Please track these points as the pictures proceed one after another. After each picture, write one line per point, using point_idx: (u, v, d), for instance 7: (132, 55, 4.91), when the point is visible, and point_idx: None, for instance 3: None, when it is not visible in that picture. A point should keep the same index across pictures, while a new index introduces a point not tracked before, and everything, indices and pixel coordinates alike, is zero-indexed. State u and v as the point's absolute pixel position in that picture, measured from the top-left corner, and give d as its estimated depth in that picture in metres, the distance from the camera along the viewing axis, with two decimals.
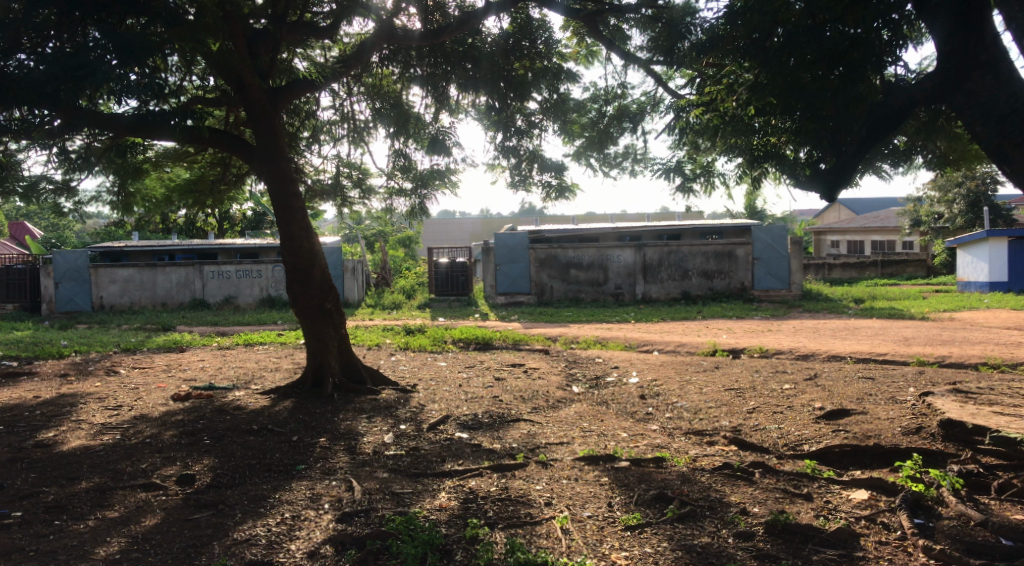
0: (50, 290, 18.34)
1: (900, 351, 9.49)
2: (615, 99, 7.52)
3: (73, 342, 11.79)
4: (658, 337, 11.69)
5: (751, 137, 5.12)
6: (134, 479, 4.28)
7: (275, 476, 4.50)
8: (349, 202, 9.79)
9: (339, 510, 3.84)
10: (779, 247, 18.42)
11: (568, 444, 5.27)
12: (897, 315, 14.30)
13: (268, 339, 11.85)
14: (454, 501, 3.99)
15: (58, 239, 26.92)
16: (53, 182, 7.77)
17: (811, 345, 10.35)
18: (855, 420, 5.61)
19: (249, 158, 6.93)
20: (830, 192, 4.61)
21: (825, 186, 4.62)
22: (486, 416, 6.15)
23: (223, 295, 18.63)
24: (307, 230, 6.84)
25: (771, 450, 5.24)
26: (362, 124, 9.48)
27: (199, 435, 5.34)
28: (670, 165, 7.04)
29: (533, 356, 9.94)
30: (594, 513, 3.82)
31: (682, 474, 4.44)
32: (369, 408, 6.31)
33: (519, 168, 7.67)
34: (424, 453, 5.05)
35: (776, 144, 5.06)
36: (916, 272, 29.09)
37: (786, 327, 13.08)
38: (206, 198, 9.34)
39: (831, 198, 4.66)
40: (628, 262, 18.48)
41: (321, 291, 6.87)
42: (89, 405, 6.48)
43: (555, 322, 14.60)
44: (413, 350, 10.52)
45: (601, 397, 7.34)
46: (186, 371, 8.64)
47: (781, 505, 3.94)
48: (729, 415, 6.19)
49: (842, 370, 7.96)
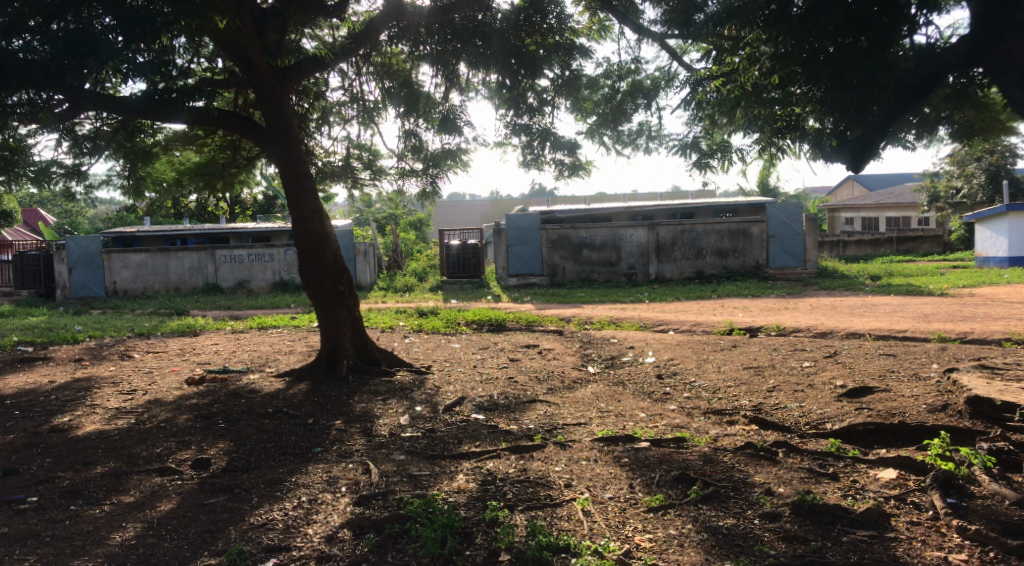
0: (64, 276, 18.44)
1: (920, 328, 9.34)
2: (629, 75, 7.37)
3: (87, 327, 11.83)
4: (673, 317, 11.58)
5: (772, 109, 4.94)
6: (150, 463, 4.25)
7: (291, 459, 4.46)
8: (359, 184, 9.70)
9: (356, 494, 3.79)
10: (794, 224, 18.31)
11: (586, 425, 5.20)
12: (915, 291, 14.09)
13: (282, 322, 11.84)
14: (472, 484, 3.93)
15: (71, 225, 27.08)
16: (64, 166, 7.74)
17: (829, 323, 10.21)
18: (878, 398, 5.50)
19: (258, 139, 6.87)
20: (858, 163, 4.46)
21: (852, 156, 4.48)
22: (502, 397, 6.09)
23: (235, 279, 18.66)
24: (319, 212, 6.77)
25: (793, 429, 5.15)
26: (371, 104, 9.36)
27: (214, 419, 5.32)
28: (686, 142, 6.89)
29: (547, 337, 9.87)
30: (616, 494, 3.75)
31: (704, 455, 4.36)
32: (384, 390, 6.27)
33: (531, 146, 7.53)
34: (440, 435, 5.00)
35: (798, 114, 4.89)
36: (932, 249, 28.75)
37: (802, 305, 12.91)
38: (217, 181, 9.29)
39: (858, 169, 4.51)
40: (641, 241, 18.32)
41: (334, 272, 6.81)
42: (104, 390, 6.48)
43: (568, 302, 14.50)
44: (426, 332, 10.48)
45: (617, 377, 7.27)
46: (200, 355, 8.64)
47: (806, 485, 3.84)
48: (748, 394, 6.11)
49: (862, 347, 7.83)
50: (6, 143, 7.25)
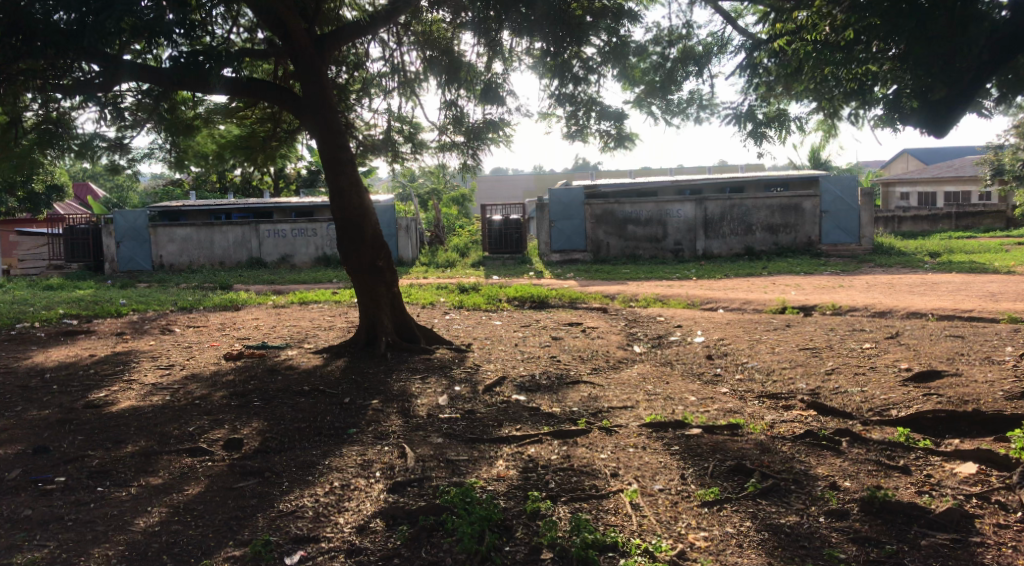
0: (113, 250, 18.84)
1: (988, 308, 8.76)
2: (680, 41, 6.94)
3: (132, 300, 11.99)
4: (721, 295, 11.16)
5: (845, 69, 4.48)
6: (181, 443, 4.21)
7: (325, 441, 4.35)
8: (400, 158, 9.50)
9: (390, 480, 3.62)
10: (849, 199, 17.59)
11: (631, 409, 4.94)
12: (979, 269, 13.33)
13: (323, 297, 11.79)
14: (512, 471, 3.73)
15: (121, 200, 27.68)
16: (106, 139, 7.69)
17: (888, 302, 9.67)
18: (949, 383, 5.09)
19: (295, 110, 6.71)
20: (941, 127, 4.10)
21: (935, 119, 4.11)
22: (544, 377, 5.87)
23: (279, 254, 18.79)
24: (357, 184, 6.59)
25: (855, 415, 4.81)
26: (412, 76, 9.11)
27: (249, 397, 5.25)
28: (741, 111, 6.44)
29: (590, 315, 9.58)
30: (666, 486, 3.49)
31: (760, 443, 4.05)
32: (423, 368, 6.10)
33: (576, 116, 7.17)
34: (480, 417, 4.80)
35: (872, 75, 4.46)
36: (995, 225, 27.38)
37: (858, 283, 12.32)
38: (258, 154, 9.19)
39: (942, 133, 4.14)
40: (688, 216, 17.78)
41: (373, 248, 6.64)
42: (142, 366, 6.50)
43: (611, 279, 14.14)
44: (466, 309, 10.29)
45: (665, 358, 6.97)
46: (240, 330, 8.63)
47: (875, 479, 3.50)
48: (805, 377, 5.75)
49: (926, 328, 7.34)
50: (49, 115, 7.21)
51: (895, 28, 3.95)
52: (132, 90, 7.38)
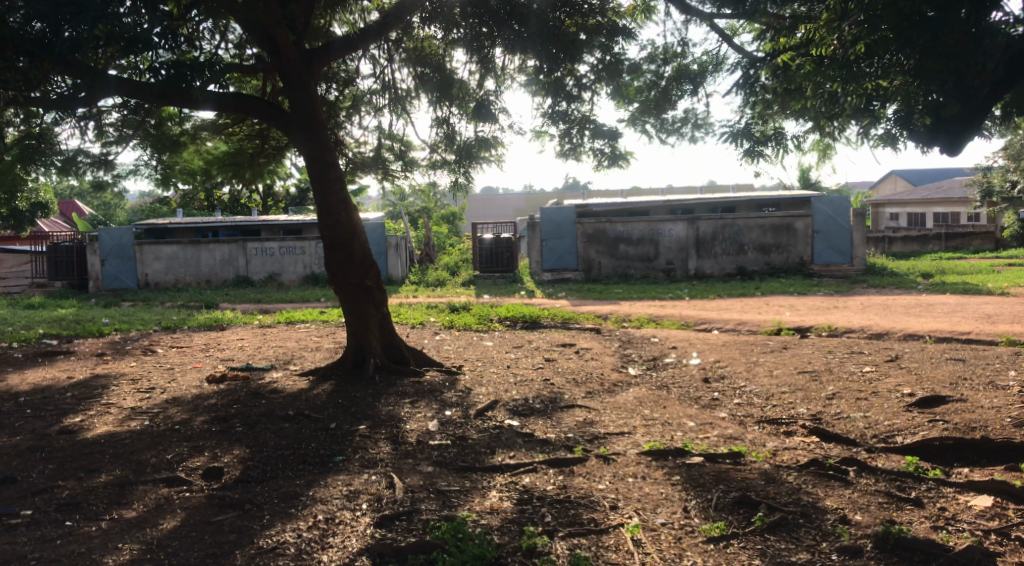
0: (98, 268, 18.57)
1: (985, 330, 8.67)
2: (674, 59, 6.86)
3: (115, 320, 11.74)
4: (715, 315, 11.03)
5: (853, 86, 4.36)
6: (158, 472, 4.00)
7: (310, 470, 4.16)
8: (391, 175, 9.35)
9: (378, 513, 3.43)
10: (840, 220, 17.54)
11: (629, 435, 4.77)
12: (972, 290, 13.30)
13: (311, 317, 11.57)
14: (507, 503, 3.55)
15: (107, 218, 27.38)
16: (91, 155, 7.52)
17: (884, 323, 9.57)
18: (954, 409, 4.95)
19: (284, 126, 6.56)
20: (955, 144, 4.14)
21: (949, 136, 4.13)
22: (538, 401, 5.69)
23: (267, 272, 18.57)
24: (346, 202, 6.43)
25: (859, 442, 4.66)
26: (404, 93, 9.01)
27: (231, 422, 5.05)
28: (736, 128, 6.32)
29: (583, 336, 9.42)
30: (668, 520, 3.32)
31: (765, 473, 3.88)
32: (413, 392, 5.91)
33: (569, 135, 7.05)
34: (471, 443, 4.62)
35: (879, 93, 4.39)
36: (984, 246, 27.54)
37: (852, 304, 12.24)
38: (246, 171, 8.99)
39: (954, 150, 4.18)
40: (680, 236, 17.72)
41: (362, 267, 6.48)
42: (121, 389, 6.29)
43: (604, 299, 14.01)
44: (458, 329, 10.11)
45: (660, 380, 6.82)
46: (225, 351, 8.41)
47: (887, 512, 3.34)
48: (805, 402, 5.60)
49: (926, 351, 7.23)
50: (32, 131, 7.05)
51: (908, 40, 3.91)
52: (118, 106, 7.23)
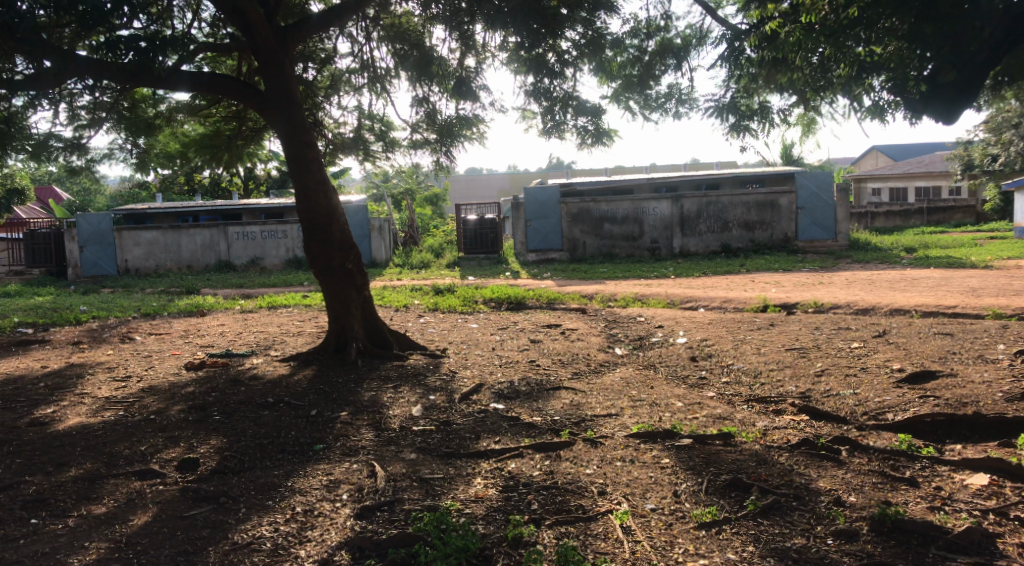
0: (75, 254, 18.22)
1: (971, 303, 8.65)
2: (658, 32, 6.68)
3: (92, 307, 11.48)
4: (701, 293, 10.97)
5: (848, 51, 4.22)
6: (131, 465, 3.85)
7: (289, 459, 4.03)
8: (372, 156, 9.14)
9: (359, 503, 3.31)
10: (825, 195, 17.54)
11: (617, 417, 4.68)
12: (957, 264, 13.32)
13: (293, 301, 11.38)
14: (492, 491, 3.44)
15: (83, 204, 26.81)
16: (63, 139, 7.28)
17: (870, 298, 9.54)
18: (945, 384, 4.89)
19: (258, 107, 6.33)
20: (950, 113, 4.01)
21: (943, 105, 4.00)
22: (524, 384, 5.58)
23: (248, 256, 18.29)
24: (324, 184, 6.25)
25: (850, 420, 4.60)
26: (382, 72, 8.77)
27: (209, 411, 4.90)
28: (722, 102, 6.13)
29: (569, 316, 9.31)
30: (658, 505, 3.23)
31: (756, 454, 3.80)
32: (396, 376, 5.78)
33: (551, 112, 6.83)
34: (456, 428, 4.51)
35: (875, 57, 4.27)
36: (965, 219, 27.70)
37: (838, 279, 12.23)
38: (224, 154, 8.61)
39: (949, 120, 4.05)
40: (665, 214, 17.63)
41: (342, 250, 6.30)
42: (96, 378, 6.11)
43: (590, 279, 13.91)
44: (442, 311, 9.96)
45: (648, 360, 6.73)
46: (204, 337, 8.22)
47: (882, 492, 3.27)
48: (794, 379, 5.54)
49: (913, 325, 7.19)
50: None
51: (904, 3, 3.79)
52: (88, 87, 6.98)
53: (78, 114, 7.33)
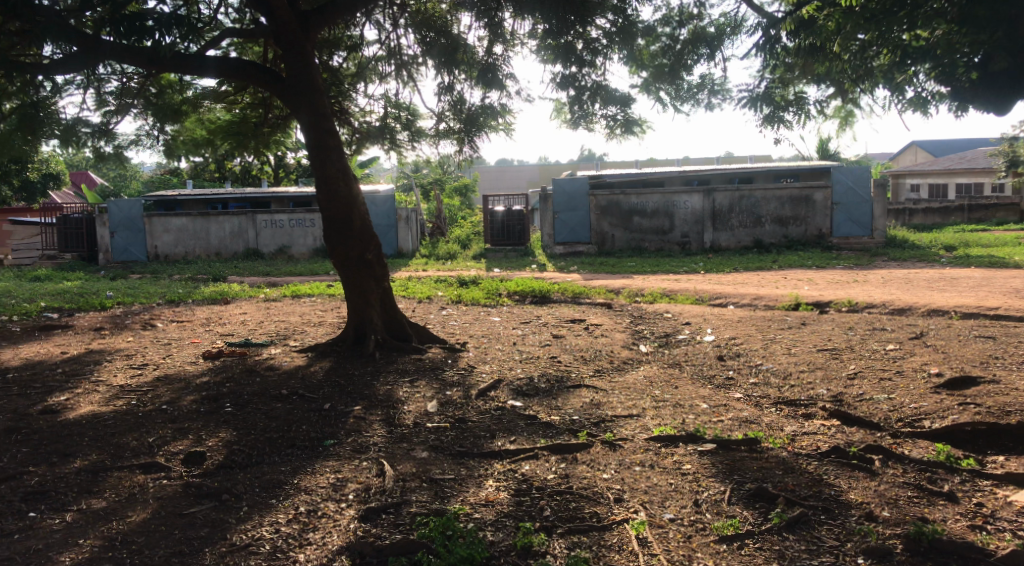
0: (107, 240, 18.47)
1: (1015, 305, 8.28)
2: (690, 20, 6.43)
3: (120, 293, 11.58)
4: (730, 289, 10.69)
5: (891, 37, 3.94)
6: (137, 457, 3.82)
7: (297, 454, 3.95)
8: (397, 146, 9.01)
9: (363, 505, 3.22)
10: (862, 190, 17.05)
11: (638, 418, 4.50)
12: (999, 263, 12.82)
13: (317, 290, 11.35)
14: (503, 494, 3.31)
15: (118, 189, 27.25)
16: (91, 125, 7.30)
17: (907, 298, 9.19)
18: (987, 391, 4.62)
19: (278, 92, 6.24)
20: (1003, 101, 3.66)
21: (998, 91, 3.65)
22: (544, 380, 5.43)
23: (276, 245, 18.38)
24: (345, 172, 6.14)
25: (884, 427, 4.37)
26: (409, 59, 8.63)
27: (221, 402, 4.86)
28: (756, 92, 5.84)
29: (594, 311, 9.13)
30: (677, 515, 3.06)
31: (783, 461, 3.59)
32: (413, 370, 5.68)
33: (579, 101, 6.58)
34: (471, 426, 4.38)
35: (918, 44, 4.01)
36: (1008, 217, 26.78)
37: (873, 278, 11.83)
38: (250, 141, 8.55)
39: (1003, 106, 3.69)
40: (696, 207, 17.29)
41: (362, 239, 6.20)
42: (113, 365, 6.12)
43: (616, 273, 13.69)
44: (465, 304, 9.84)
45: (672, 358, 6.52)
46: (225, 326, 8.22)
47: (918, 508, 3.05)
48: (826, 381, 5.30)
49: (953, 327, 6.88)
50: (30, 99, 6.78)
51: None
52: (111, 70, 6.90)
53: (105, 99, 7.31)
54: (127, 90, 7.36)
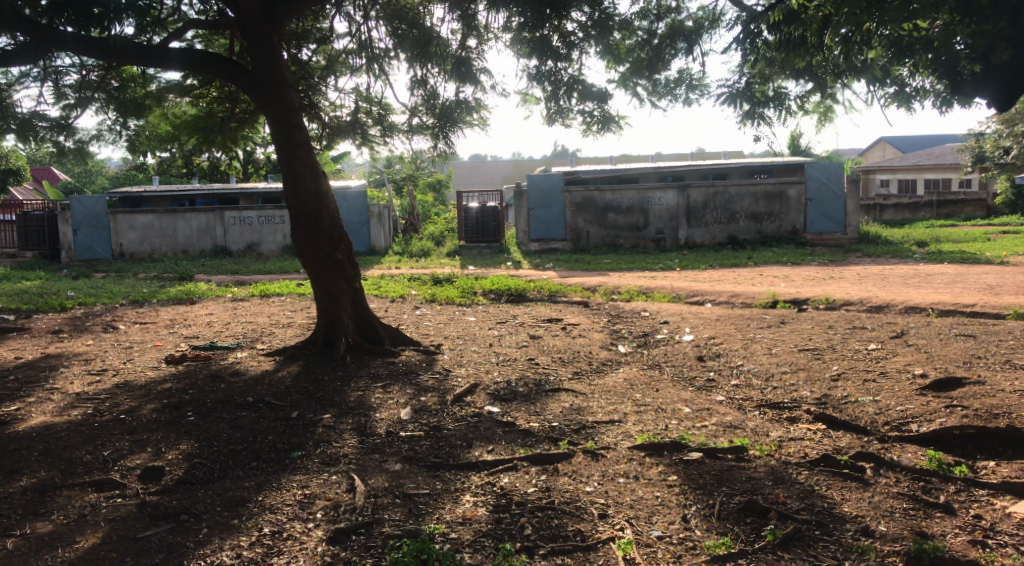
0: (69, 237, 17.90)
1: (990, 302, 8.29)
2: (668, 14, 6.26)
3: (80, 293, 11.16)
4: (707, 287, 10.61)
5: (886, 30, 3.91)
6: (89, 473, 3.56)
7: (263, 468, 3.72)
8: (370, 141, 8.75)
9: (333, 525, 3.01)
10: (835, 186, 17.13)
11: (620, 424, 4.34)
12: (970, 259, 12.94)
13: (287, 290, 11.03)
14: (481, 511, 3.13)
15: (81, 184, 26.47)
16: (49, 118, 6.93)
17: (883, 295, 9.17)
18: (973, 393, 4.54)
19: (243, 86, 5.91)
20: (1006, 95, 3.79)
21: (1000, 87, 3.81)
22: (521, 384, 5.26)
23: (245, 242, 17.97)
24: (313, 169, 5.89)
25: (870, 431, 4.27)
26: (381, 52, 8.38)
27: (183, 410, 4.60)
28: (736, 88, 5.67)
29: (571, 310, 8.97)
30: (665, 532, 2.91)
31: (772, 471, 3.46)
32: (386, 374, 5.46)
33: (556, 96, 6.33)
34: (447, 434, 4.18)
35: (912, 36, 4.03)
36: (975, 213, 27.19)
37: (849, 274, 11.86)
38: (217, 137, 8.21)
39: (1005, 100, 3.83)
40: (671, 204, 17.24)
41: (331, 238, 5.96)
42: (70, 371, 5.81)
43: (592, 270, 13.57)
44: (439, 303, 9.63)
45: (652, 359, 6.38)
46: (190, 327, 7.90)
47: (916, 522, 2.95)
48: (809, 383, 5.20)
49: (932, 325, 6.83)
50: None
51: None
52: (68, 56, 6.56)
53: (64, 91, 6.97)
54: (87, 83, 7.03)
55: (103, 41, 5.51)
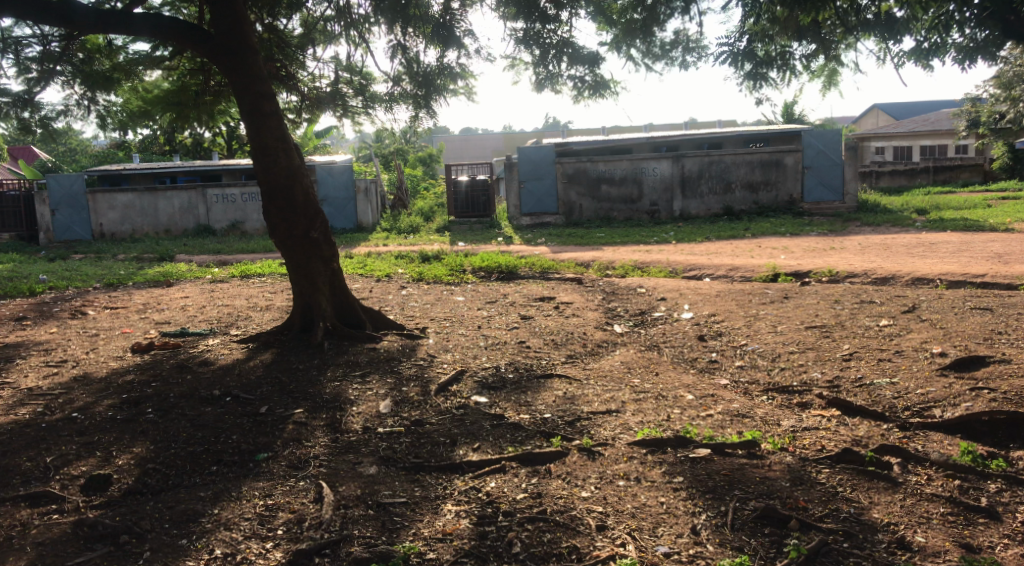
0: (47, 218, 17.35)
1: (1001, 271, 7.92)
2: None
3: (53, 276, 10.67)
4: (704, 260, 10.22)
5: None
6: (26, 486, 3.18)
7: (224, 473, 3.35)
8: (351, 113, 8.23)
9: (293, 546, 2.65)
10: (832, 153, 16.70)
11: (617, 415, 3.98)
12: (973, 226, 12.59)
13: (268, 269, 10.58)
14: (464, 523, 2.77)
15: (59, 163, 25.66)
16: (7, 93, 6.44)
17: (888, 265, 8.80)
18: (1000, 372, 4.19)
19: (209, 53, 5.42)
20: None
21: None
22: (511, 370, 4.88)
23: (228, 220, 17.47)
24: (285, 142, 5.44)
25: (889, 418, 3.93)
26: (360, 18, 7.84)
27: (143, 406, 4.20)
28: (736, 48, 4.81)
29: (564, 287, 8.58)
30: (673, 548, 2.57)
31: (790, 470, 3.10)
32: (364, 362, 5.07)
33: (545, 61, 5.83)
34: (428, 430, 3.81)
35: None
36: (972, 179, 26.81)
37: (850, 245, 11.49)
38: (193, 114, 7.62)
39: None
40: (665, 175, 16.78)
41: (306, 216, 5.52)
42: (26, 362, 5.40)
43: (586, 244, 13.17)
44: (426, 282, 9.21)
45: (650, 340, 6.00)
46: (162, 312, 7.47)
47: (959, 532, 2.63)
48: (820, 364, 4.84)
49: (945, 298, 6.47)
50: None
51: None
52: (25, 21, 6.08)
53: (26, 65, 6.42)
54: (50, 55, 6.48)
55: (58, 6, 4.97)
